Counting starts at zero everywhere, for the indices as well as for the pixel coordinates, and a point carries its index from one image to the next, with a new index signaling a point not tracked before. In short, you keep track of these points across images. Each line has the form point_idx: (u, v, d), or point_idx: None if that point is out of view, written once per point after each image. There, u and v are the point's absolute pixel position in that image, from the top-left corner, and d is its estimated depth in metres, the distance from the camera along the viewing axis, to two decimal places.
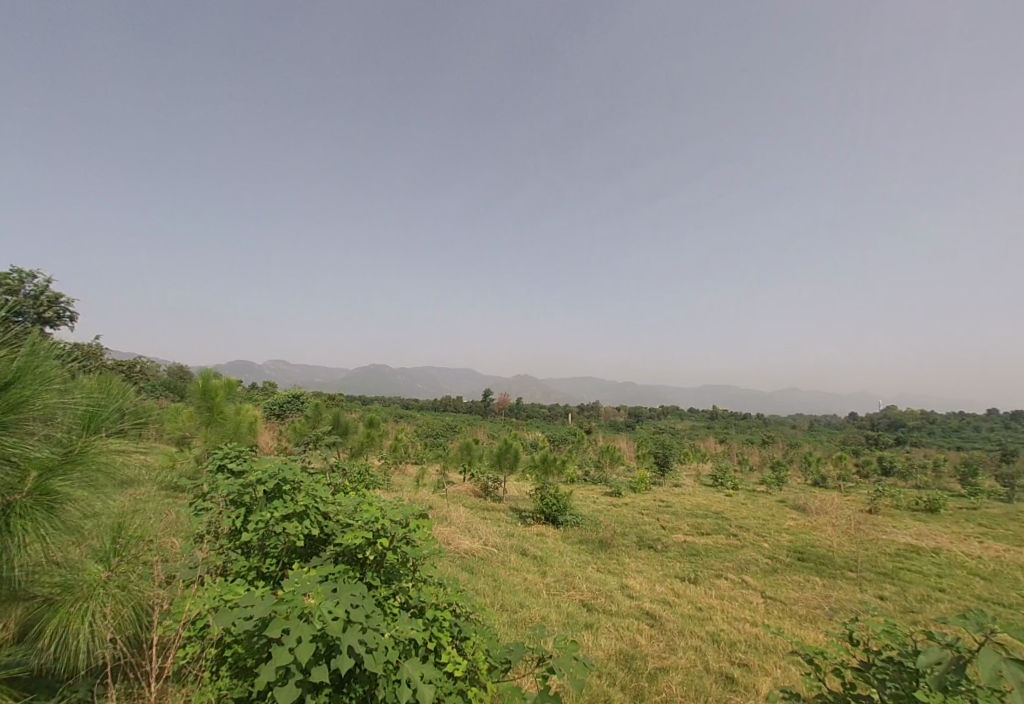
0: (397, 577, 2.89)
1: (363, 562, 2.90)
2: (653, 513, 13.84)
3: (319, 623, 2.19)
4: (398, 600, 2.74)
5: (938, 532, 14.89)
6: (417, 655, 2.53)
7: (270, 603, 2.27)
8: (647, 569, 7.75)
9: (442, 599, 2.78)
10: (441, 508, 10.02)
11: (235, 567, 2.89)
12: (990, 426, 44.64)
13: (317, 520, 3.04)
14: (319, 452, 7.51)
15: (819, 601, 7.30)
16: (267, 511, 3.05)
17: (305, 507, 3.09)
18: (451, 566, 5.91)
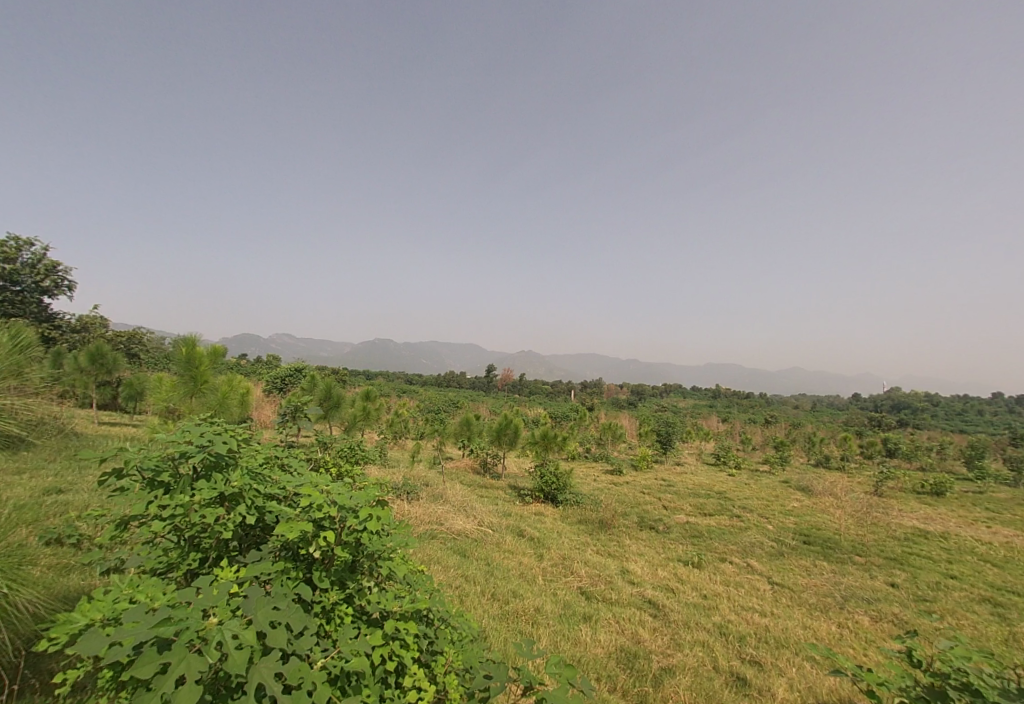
0: (352, 576, 2.56)
1: (309, 558, 2.55)
2: (655, 492, 13.55)
3: (212, 655, 1.92)
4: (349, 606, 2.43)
5: (945, 516, 14.59)
6: (363, 678, 2.25)
7: (155, 624, 1.95)
8: (648, 552, 7.43)
9: (406, 607, 2.46)
10: (436, 484, 9.70)
11: (150, 561, 2.53)
12: (995, 409, 44.28)
13: (255, 506, 2.67)
14: (299, 426, 7.02)
15: (829, 589, 6.99)
16: (190, 491, 2.61)
17: (240, 487, 2.70)
18: (431, 548, 5.42)
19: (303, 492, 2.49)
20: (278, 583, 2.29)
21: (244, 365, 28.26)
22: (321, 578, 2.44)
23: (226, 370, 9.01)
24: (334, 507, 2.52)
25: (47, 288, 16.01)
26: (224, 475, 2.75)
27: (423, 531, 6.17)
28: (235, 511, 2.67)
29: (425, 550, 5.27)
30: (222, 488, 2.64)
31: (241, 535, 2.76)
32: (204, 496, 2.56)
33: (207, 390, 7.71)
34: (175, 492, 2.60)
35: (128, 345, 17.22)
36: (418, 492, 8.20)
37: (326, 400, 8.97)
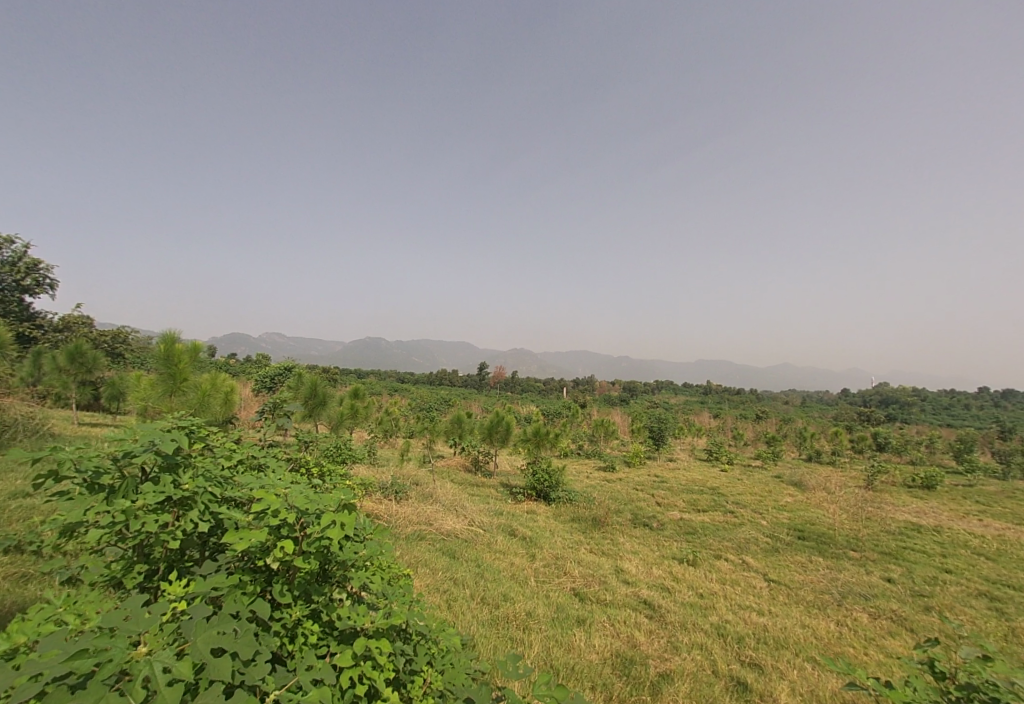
0: (312, 589, 2.41)
1: (264, 568, 2.39)
2: (648, 489, 13.43)
3: (138, 688, 1.77)
4: (307, 624, 2.28)
5: (937, 509, 14.60)
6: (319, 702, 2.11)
7: (74, 653, 1.79)
8: (643, 550, 7.28)
9: (370, 624, 2.32)
10: (426, 483, 9.50)
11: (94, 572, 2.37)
12: (981, 403, 44.78)
13: (207, 511, 2.50)
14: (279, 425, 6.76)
15: (826, 586, 6.88)
16: (138, 496, 2.44)
17: (191, 492, 2.53)
18: (413, 550, 5.22)
19: (258, 498, 2.32)
20: (229, 599, 2.12)
21: (232, 364, 27.84)
22: (280, 591, 2.29)
23: (209, 369, 8.76)
24: (292, 514, 2.36)
25: (27, 286, 15.63)
26: (174, 477, 2.57)
27: (400, 532, 5.94)
28: (186, 516, 2.50)
29: (405, 552, 5.07)
30: (170, 491, 2.47)
31: (195, 542, 2.58)
32: (150, 501, 2.38)
33: (186, 389, 7.48)
34: (118, 496, 2.42)
35: (112, 345, 16.87)
36: (407, 491, 8.00)
37: (311, 398, 8.74)
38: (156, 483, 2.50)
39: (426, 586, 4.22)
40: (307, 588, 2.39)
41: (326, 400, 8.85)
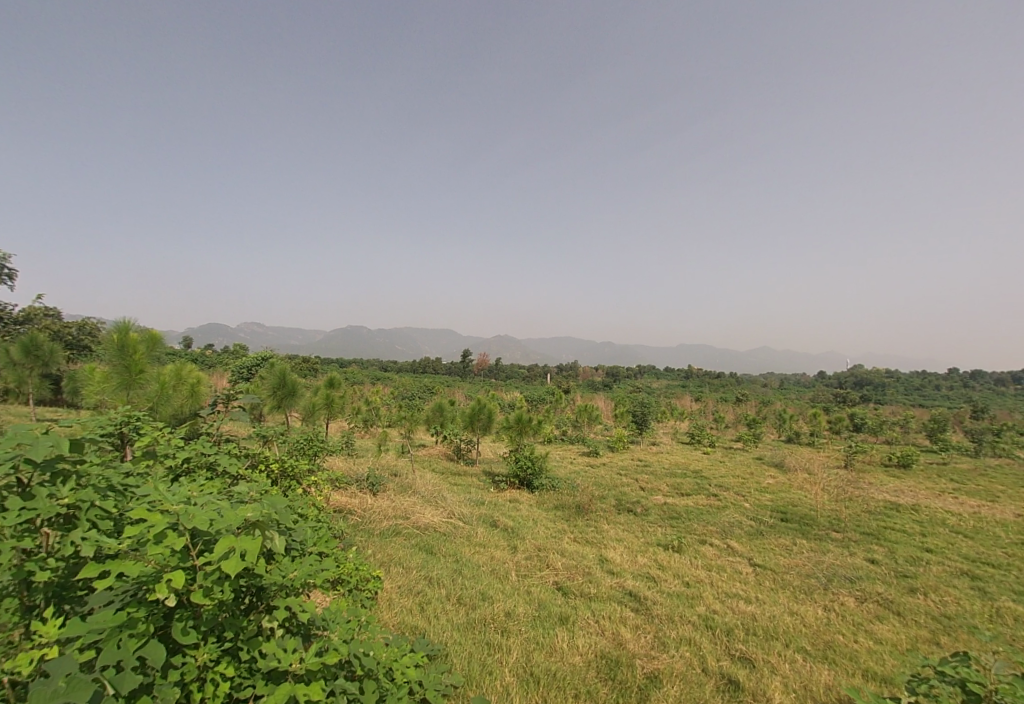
0: (219, 621, 2.28)
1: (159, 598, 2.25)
2: (632, 474, 13.32)
3: None
4: (209, 663, 2.18)
5: (914, 488, 14.78)
6: None
7: None
8: (627, 537, 7.12)
9: (279, 664, 2.21)
10: (405, 473, 9.22)
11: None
12: (951, 384, 45.82)
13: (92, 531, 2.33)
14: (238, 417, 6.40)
15: (812, 569, 6.79)
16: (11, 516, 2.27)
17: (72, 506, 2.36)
18: (382, 545, 4.96)
19: (145, 525, 2.15)
20: (108, 647, 1.99)
21: (206, 355, 27.01)
22: (182, 629, 2.14)
23: (170, 360, 8.33)
24: (183, 542, 2.18)
25: None
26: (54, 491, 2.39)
27: (370, 527, 5.63)
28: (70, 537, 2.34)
29: (373, 548, 4.82)
30: (46, 508, 2.30)
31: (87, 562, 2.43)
32: (13, 523, 2.21)
33: (139, 379, 7.04)
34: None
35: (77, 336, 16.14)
36: (385, 482, 7.70)
37: (279, 389, 8.32)
38: (29, 498, 2.33)
39: (393, 586, 3.99)
40: (216, 623, 2.26)
41: (296, 389, 8.41)
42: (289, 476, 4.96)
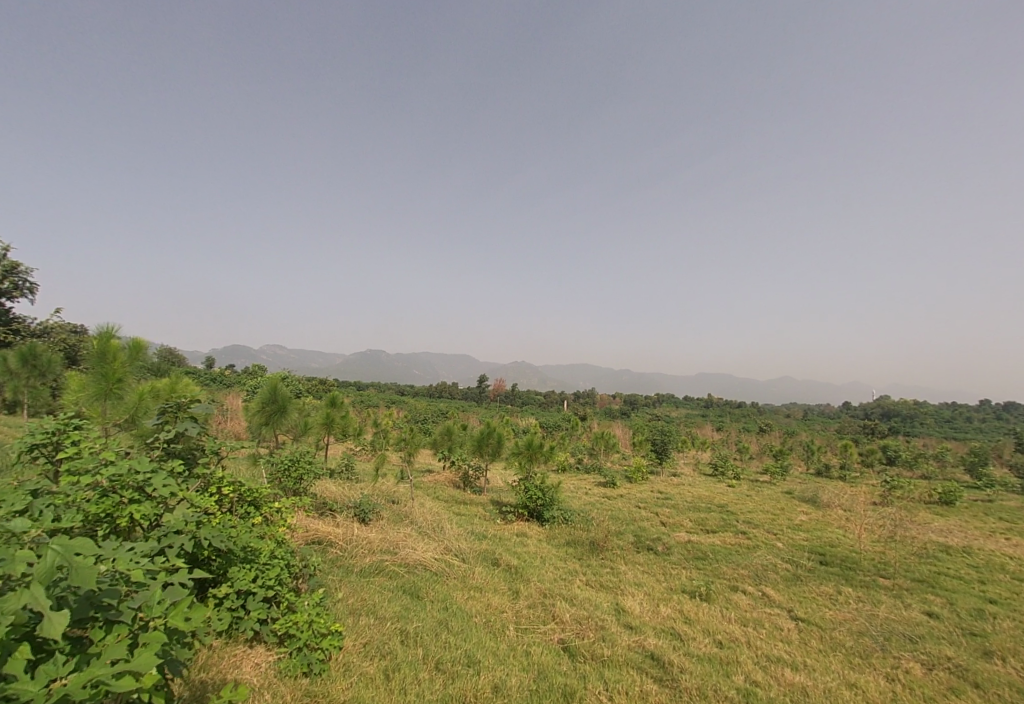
0: None
1: None
2: (651, 506, 12.37)
3: None
4: None
5: (963, 528, 13.47)
6: None
7: None
8: (647, 581, 6.26)
9: None
10: (404, 501, 8.46)
11: None
12: (985, 416, 43.68)
13: None
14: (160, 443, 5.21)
15: (863, 625, 5.85)
16: None
17: None
18: (357, 588, 4.22)
19: None
20: None
21: (221, 372, 26.76)
22: None
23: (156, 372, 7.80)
24: None
25: (5, 289, 14.86)
26: None
27: (348, 564, 4.89)
28: None
29: (345, 590, 4.08)
30: None
31: None
32: None
33: (116, 390, 6.47)
34: None
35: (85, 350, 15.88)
36: (379, 510, 6.97)
37: (269, 406, 7.74)
38: None
39: (354, 643, 3.27)
40: None
41: (287, 407, 7.80)
42: (249, 503, 3.94)
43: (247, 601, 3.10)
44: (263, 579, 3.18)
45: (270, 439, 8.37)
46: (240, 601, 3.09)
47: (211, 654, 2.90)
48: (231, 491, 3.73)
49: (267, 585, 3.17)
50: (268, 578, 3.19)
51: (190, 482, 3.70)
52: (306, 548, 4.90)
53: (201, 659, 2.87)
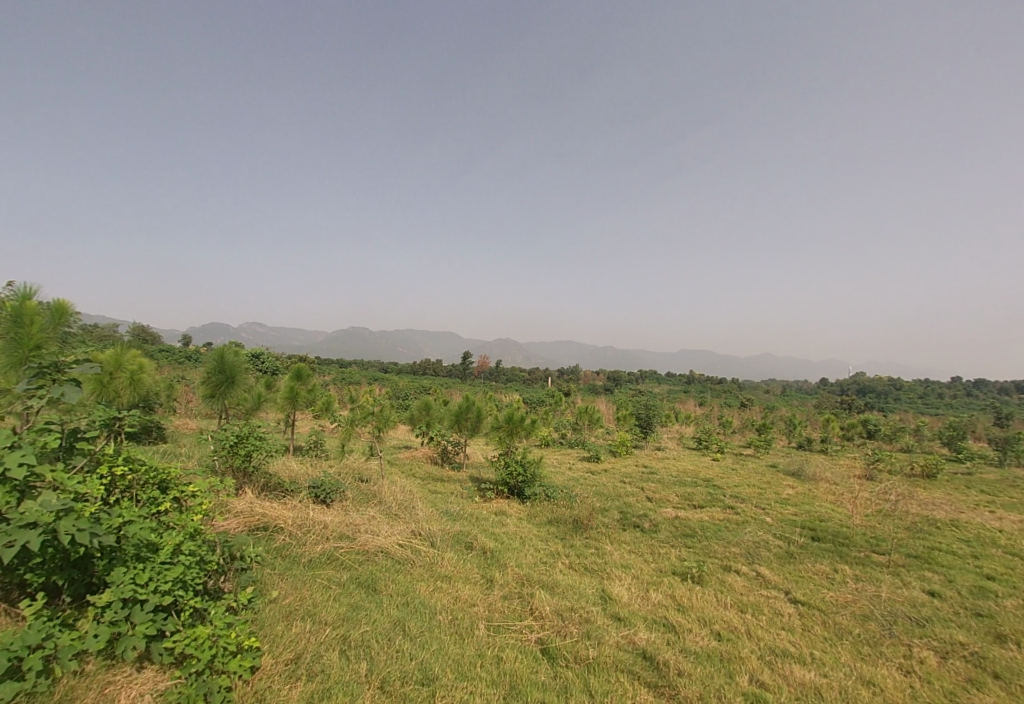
0: None
1: None
2: (636, 482, 11.92)
3: None
4: None
5: (948, 501, 13.28)
6: None
7: None
8: (635, 563, 5.76)
9: None
10: (373, 479, 7.83)
11: None
12: (955, 392, 44.32)
13: None
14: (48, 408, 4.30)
15: (867, 607, 5.42)
16: None
17: None
18: (299, 582, 3.61)
19: None
20: None
21: (192, 349, 25.60)
22: None
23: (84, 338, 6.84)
24: None
25: None
26: None
27: (294, 554, 4.25)
28: None
29: (283, 586, 3.47)
30: None
31: None
32: None
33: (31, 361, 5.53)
34: None
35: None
36: (342, 490, 6.32)
37: (218, 377, 7.05)
38: None
39: (275, 663, 2.71)
40: None
41: (239, 379, 7.11)
42: (161, 484, 3.19)
43: (134, 613, 2.54)
44: (158, 583, 2.59)
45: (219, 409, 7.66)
46: (125, 613, 2.53)
47: (81, 683, 2.58)
48: (128, 470, 3.01)
49: (162, 590, 2.58)
50: (163, 582, 2.60)
51: (76, 461, 2.98)
52: (245, 536, 4.24)
53: (60, 693, 2.51)
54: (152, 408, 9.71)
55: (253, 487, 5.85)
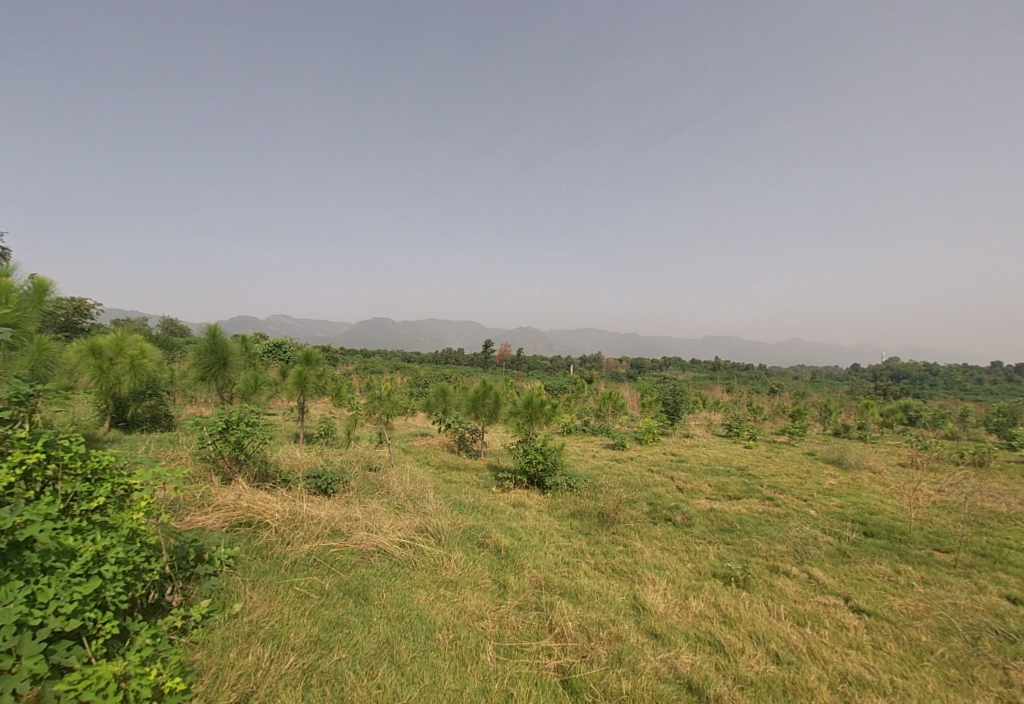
0: None
1: None
2: (665, 471, 11.18)
3: None
4: None
5: (1006, 492, 12.20)
6: None
7: None
8: (670, 563, 5.08)
9: None
10: (382, 468, 7.29)
11: None
12: (997, 376, 42.15)
13: None
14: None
15: (943, 617, 4.66)
16: None
17: None
18: (271, 592, 3.15)
19: None
20: None
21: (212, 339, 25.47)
22: None
23: (58, 318, 6.36)
24: None
25: None
26: None
27: (275, 557, 3.73)
28: None
29: (249, 595, 3.08)
30: None
31: None
32: None
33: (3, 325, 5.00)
34: None
35: (78, 317, 15.10)
36: (345, 480, 5.77)
37: (209, 358, 6.89)
38: None
39: None
40: None
41: (232, 360, 7.00)
42: (97, 476, 2.82)
43: (24, 643, 2.17)
44: (62, 602, 2.31)
45: (213, 391, 7.23)
46: (13, 644, 2.15)
47: None
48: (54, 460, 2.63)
49: (67, 612, 2.31)
50: (68, 601, 2.32)
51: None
52: (221, 537, 3.73)
53: None
54: (158, 395, 9.37)
55: (246, 477, 5.35)
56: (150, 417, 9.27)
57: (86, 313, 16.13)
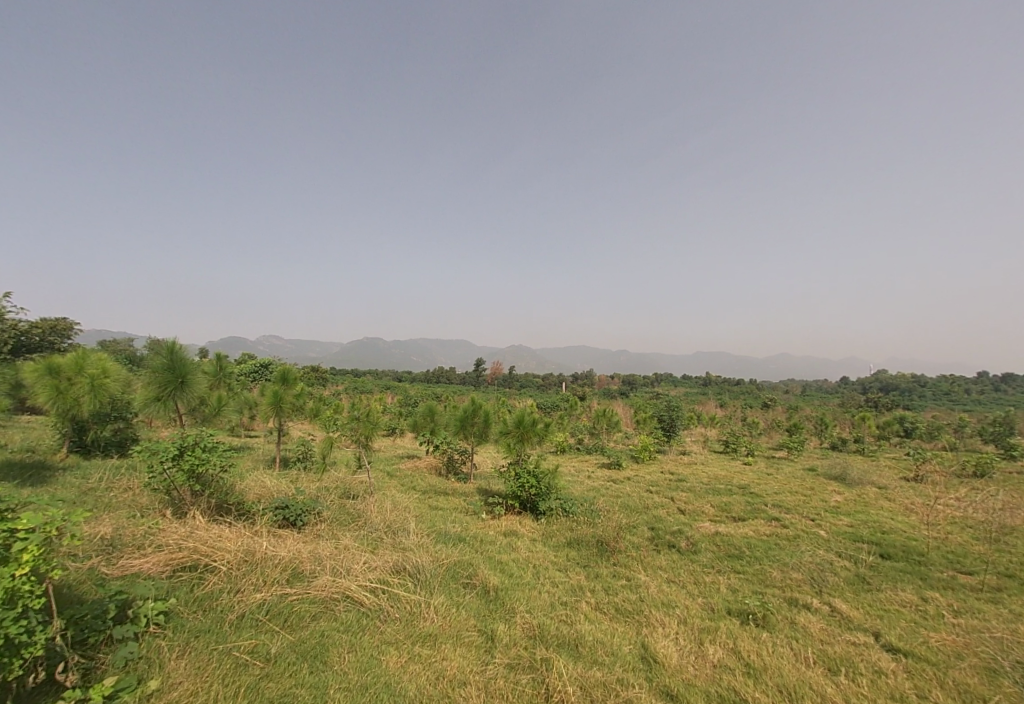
0: None
1: None
2: (664, 491, 10.65)
3: None
4: None
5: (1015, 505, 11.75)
6: None
7: None
8: (680, 600, 4.54)
9: None
10: (361, 495, 6.71)
11: None
12: (985, 387, 42.21)
13: None
14: None
15: (988, 654, 4.15)
16: None
17: None
18: (201, 660, 2.76)
19: None
20: None
21: None
22: None
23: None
24: None
25: None
26: None
27: (219, 611, 3.20)
28: None
29: (172, 668, 2.67)
30: None
31: None
32: None
33: None
34: None
35: (53, 337, 14.53)
36: (318, 511, 5.18)
37: (166, 376, 6.33)
38: None
39: None
40: None
41: (191, 380, 6.47)
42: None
43: None
44: None
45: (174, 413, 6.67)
46: None
47: None
48: None
49: None
50: None
51: None
52: (155, 587, 3.20)
53: None
54: (125, 419, 8.77)
55: (202, 509, 4.76)
56: (115, 442, 8.65)
57: (64, 333, 15.55)
